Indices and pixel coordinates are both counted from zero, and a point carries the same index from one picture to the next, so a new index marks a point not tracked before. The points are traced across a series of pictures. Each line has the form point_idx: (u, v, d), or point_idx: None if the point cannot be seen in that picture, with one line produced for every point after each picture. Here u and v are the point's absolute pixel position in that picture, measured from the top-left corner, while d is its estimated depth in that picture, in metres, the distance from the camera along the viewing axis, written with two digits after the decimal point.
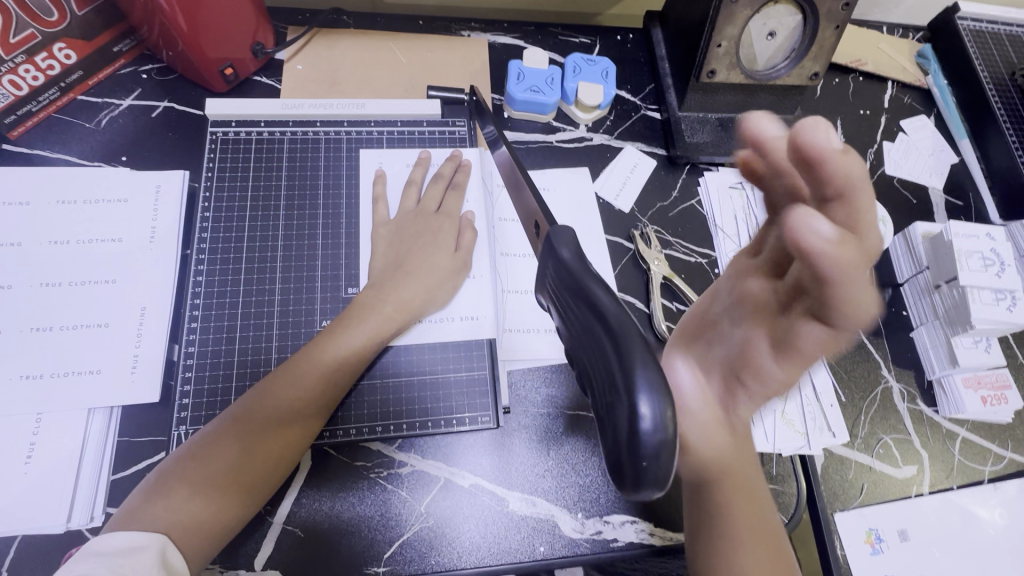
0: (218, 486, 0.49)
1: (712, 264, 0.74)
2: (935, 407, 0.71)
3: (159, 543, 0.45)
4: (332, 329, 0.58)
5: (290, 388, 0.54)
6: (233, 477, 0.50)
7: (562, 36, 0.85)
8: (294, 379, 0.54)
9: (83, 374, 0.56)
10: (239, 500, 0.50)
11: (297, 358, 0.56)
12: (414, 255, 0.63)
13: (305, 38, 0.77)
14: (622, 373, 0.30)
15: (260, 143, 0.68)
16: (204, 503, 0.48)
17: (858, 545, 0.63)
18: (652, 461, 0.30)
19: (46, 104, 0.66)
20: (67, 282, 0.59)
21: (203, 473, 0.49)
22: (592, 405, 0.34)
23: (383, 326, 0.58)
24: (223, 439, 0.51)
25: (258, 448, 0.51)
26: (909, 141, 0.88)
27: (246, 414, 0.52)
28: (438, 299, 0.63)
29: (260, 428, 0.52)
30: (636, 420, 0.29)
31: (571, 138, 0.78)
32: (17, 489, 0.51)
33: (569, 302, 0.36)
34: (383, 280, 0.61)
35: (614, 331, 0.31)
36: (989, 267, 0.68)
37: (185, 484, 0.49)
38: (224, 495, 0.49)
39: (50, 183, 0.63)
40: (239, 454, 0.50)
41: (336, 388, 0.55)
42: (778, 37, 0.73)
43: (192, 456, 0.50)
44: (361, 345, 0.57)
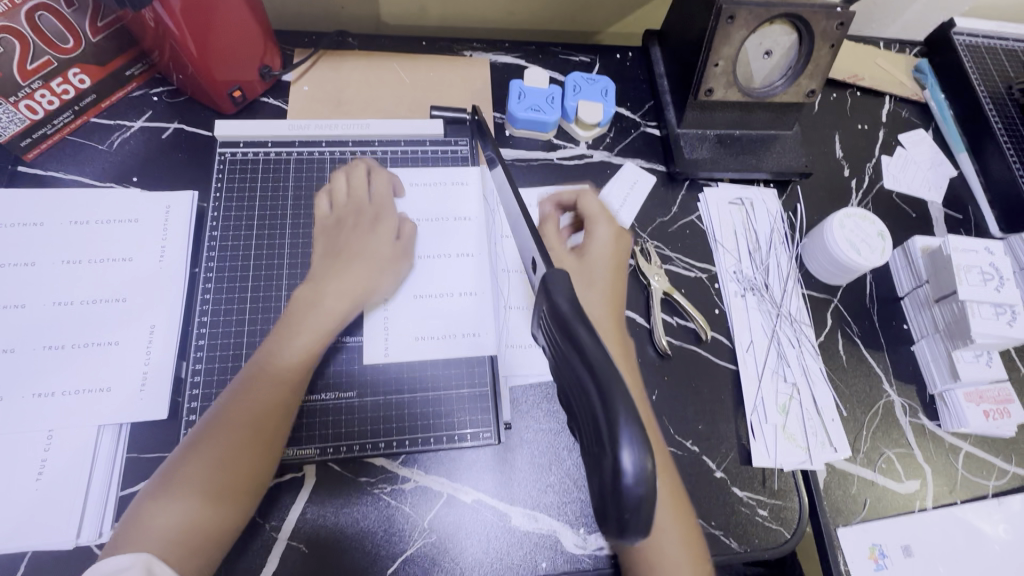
0: (198, 504, 0.49)
1: (713, 278, 0.75)
2: (937, 421, 0.71)
3: (144, 562, 0.46)
4: (280, 332, 0.59)
5: (254, 397, 0.55)
6: (209, 491, 0.50)
7: (562, 55, 0.87)
8: (253, 386, 0.55)
9: (93, 391, 0.57)
10: (222, 516, 0.50)
11: (255, 363, 0.57)
12: (387, 272, 0.65)
13: (311, 59, 0.79)
14: (607, 425, 0.30)
15: (267, 163, 0.70)
16: (186, 523, 0.49)
17: (862, 561, 0.63)
18: (633, 514, 0.30)
19: (60, 127, 0.68)
20: (79, 301, 0.60)
21: (182, 487, 0.50)
22: (582, 449, 0.34)
23: (326, 331, 0.60)
24: (197, 457, 0.51)
25: (231, 461, 0.52)
26: (908, 155, 0.89)
27: (217, 429, 0.53)
28: (434, 316, 0.64)
29: (229, 440, 0.52)
30: (619, 468, 0.29)
31: (572, 155, 0.80)
32: (28, 505, 0.52)
33: (563, 351, 0.35)
34: (343, 293, 0.62)
35: (600, 381, 0.31)
36: (988, 281, 0.69)
37: (169, 506, 0.49)
38: (205, 513, 0.49)
39: (63, 204, 0.65)
40: (215, 471, 0.51)
41: (295, 391, 0.57)
42: (774, 56, 0.74)
43: (172, 479, 0.51)
44: (303, 347, 0.58)
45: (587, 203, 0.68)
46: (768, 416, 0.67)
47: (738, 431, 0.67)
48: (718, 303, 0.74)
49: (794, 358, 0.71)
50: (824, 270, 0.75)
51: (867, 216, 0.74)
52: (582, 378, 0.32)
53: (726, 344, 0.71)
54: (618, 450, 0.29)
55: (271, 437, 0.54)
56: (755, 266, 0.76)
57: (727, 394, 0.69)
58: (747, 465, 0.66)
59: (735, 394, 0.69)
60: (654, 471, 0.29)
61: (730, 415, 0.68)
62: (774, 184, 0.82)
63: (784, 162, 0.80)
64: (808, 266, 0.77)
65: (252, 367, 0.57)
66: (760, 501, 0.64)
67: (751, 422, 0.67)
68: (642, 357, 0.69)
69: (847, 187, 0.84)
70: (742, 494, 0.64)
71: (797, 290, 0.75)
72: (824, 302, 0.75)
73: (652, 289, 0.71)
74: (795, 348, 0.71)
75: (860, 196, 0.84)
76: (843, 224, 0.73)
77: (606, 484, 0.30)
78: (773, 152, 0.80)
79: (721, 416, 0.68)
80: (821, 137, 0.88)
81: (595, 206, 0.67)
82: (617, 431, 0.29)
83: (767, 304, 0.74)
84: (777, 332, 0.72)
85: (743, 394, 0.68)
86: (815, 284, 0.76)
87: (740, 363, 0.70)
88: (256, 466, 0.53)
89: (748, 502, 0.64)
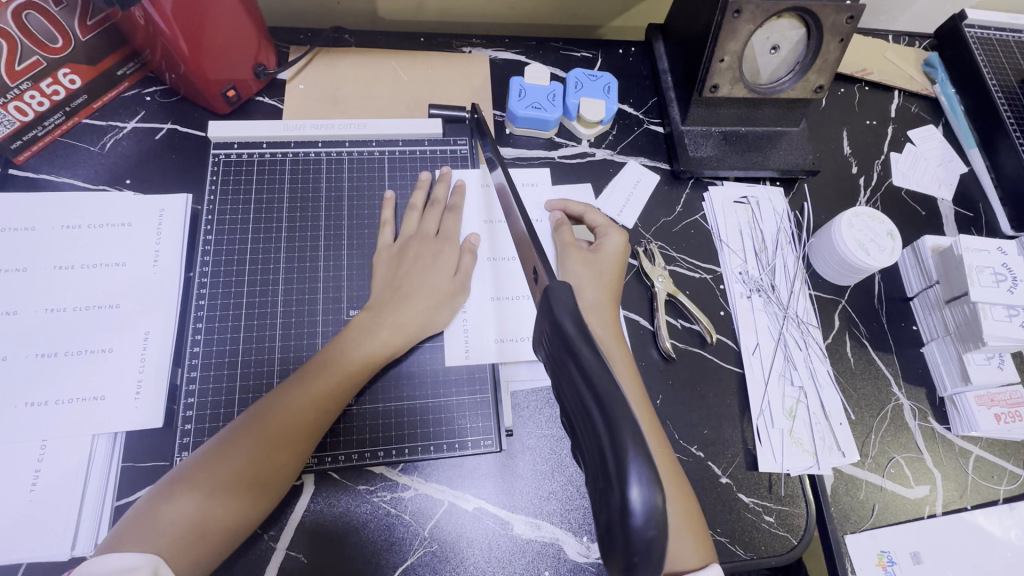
0: (220, 498, 0.49)
1: (717, 279, 0.74)
2: (947, 424, 0.70)
3: (151, 562, 0.45)
4: (356, 326, 0.60)
5: (296, 393, 0.55)
6: (241, 481, 0.50)
7: (563, 51, 0.85)
8: (313, 378, 0.56)
9: (87, 400, 0.56)
10: (241, 512, 0.50)
11: (325, 355, 0.58)
12: (411, 277, 0.63)
13: (307, 57, 0.77)
14: (614, 457, 0.29)
15: (262, 164, 0.69)
16: (204, 516, 0.49)
17: (870, 568, 0.62)
18: (642, 555, 0.28)
19: (51, 128, 0.67)
20: (72, 308, 0.59)
21: (214, 473, 0.50)
22: (588, 481, 0.33)
23: (390, 338, 0.59)
24: (230, 448, 0.52)
25: (259, 458, 0.52)
26: (917, 152, 0.87)
27: (252, 423, 0.53)
28: (440, 323, 0.63)
29: (265, 435, 0.52)
30: (628, 504, 0.28)
31: (574, 154, 0.78)
32: (23, 517, 0.51)
33: (567, 374, 0.34)
34: (386, 301, 0.61)
35: (604, 407, 0.30)
36: (1001, 282, 0.67)
37: (189, 493, 0.49)
38: (224, 507, 0.49)
39: (54, 208, 0.63)
40: (240, 465, 0.51)
41: (342, 395, 0.56)
42: (781, 51, 0.72)
43: (195, 467, 0.51)
44: (385, 344, 0.59)
45: (594, 219, 0.69)
46: (775, 420, 0.66)
47: (744, 436, 0.66)
48: (723, 304, 0.72)
49: (802, 361, 0.69)
50: (832, 270, 0.74)
51: (876, 215, 0.73)
52: (587, 402, 0.31)
53: (732, 347, 0.70)
54: (626, 485, 0.28)
55: (309, 437, 0.54)
56: (761, 267, 0.74)
57: (732, 398, 0.67)
58: (753, 470, 0.64)
59: (741, 398, 0.68)
60: (664, 506, 0.28)
61: (736, 419, 0.67)
62: (780, 182, 0.81)
63: (791, 159, 0.78)
64: (815, 266, 0.75)
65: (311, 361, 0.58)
66: (767, 507, 0.63)
67: (757, 426, 0.66)
68: (646, 360, 0.68)
69: (855, 185, 0.83)
70: (748, 500, 0.63)
71: (804, 291, 0.73)
72: (832, 303, 0.74)
73: (655, 290, 0.70)
74: (802, 351, 0.70)
75: (868, 193, 0.82)
76: (852, 223, 0.71)
77: (613, 517, 0.29)
78: (779, 149, 0.79)
79: (727, 421, 0.66)
80: (828, 133, 0.86)
81: (601, 224, 0.68)
82: (627, 463, 0.28)
83: (774, 305, 0.72)
84: (784, 334, 0.70)
85: (749, 398, 0.67)
86: (822, 284, 0.75)
87: (746, 366, 0.68)
88: (283, 464, 0.52)
89: (755, 509, 0.63)
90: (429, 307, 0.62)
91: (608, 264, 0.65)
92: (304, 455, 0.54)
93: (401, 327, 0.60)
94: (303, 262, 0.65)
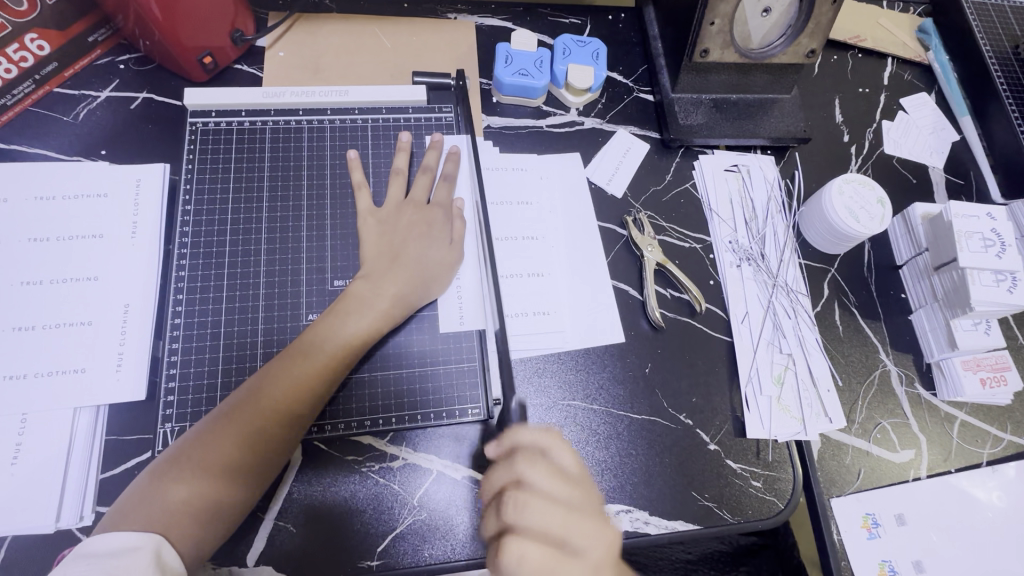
0: (218, 478, 0.49)
1: (708, 249, 0.73)
2: (933, 390, 0.70)
3: (153, 544, 0.46)
4: (337, 309, 0.58)
5: (289, 371, 0.54)
6: (226, 472, 0.50)
7: (551, 17, 0.83)
8: (292, 365, 0.54)
9: (67, 373, 0.55)
10: (245, 488, 0.51)
11: (305, 340, 0.56)
12: (402, 245, 0.62)
13: (286, 24, 0.75)
14: None
15: (241, 134, 0.67)
16: (207, 497, 0.49)
17: (855, 530, 0.63)
18: None
19: (21, 98, 0.65)
20: (48, 281, 0.58)
21: (196, 466, 0.49)
22: None
23: (383, 309, 0.58)
24: (213, 438, 0.51)
25: (259, 432, 0.52)
26: (910, 120, 0.86)
27: (246, 401, 0.53)
28: (429, 290, 0.62)
29: (261, 413, 0.52)
30: None
31: (562, 122, 0.77)
32: (5, 491, 0.51)
33: None
34: (375, 269, 0.60)
35: None
36: (989, 247, 0.66)
37: (194, 470, 0.49)
38: (226, 484, 0.50)
39: (28, 179, 0.61)
40: (237, 446, 0.51)
41: (336, 373, 0.56)
42: (773, 13, 0.70)
43: (191, 447, 0.50)
44: (371, 325, 0.58)
45: (497, 477, 0.54)
46: (763, 387, 0.66)
47: (733, 403, 0.66)
48: (713, 273, 0.72)
49: (791, 329, 0.69)
50: (822, 239, 0.73)
51: (867, 182, 0.72)
52: None
53: (722, 316, 0.70)
54: None
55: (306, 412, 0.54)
56: (751, 236, 0.74)
57: (721, 366, 0.67)
58: (741, 437, 0.65)
59: (730, 366, 0.68)
60: None
61: (724, 388, 0.67)
62: (771, 151, 0.80)
63: (783, 126, 0.77)
64: (805, 234, 0.75)
65: (290, 349, 0.56)
66: (754, 473, 0.64)
67: (746, 394, 0.66)
68: (634, 329, 0.68)
69: (846, 153, 0.82)
70: (736, 466, 0.63)
71: (794, 260, 0.73)
72: (821, 272, 0.74)
73: (646, 259, 0.70)
74: (791, 319, 0.70)
75: (859, 162, 0.82)
76: (843, 190, 0.71)
77: None
78: (770, 116, 0.77)
79: (715, 389, 0.66)
80: (821, 101, 0.85)
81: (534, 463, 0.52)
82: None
83: (763, 274, 0.72)
84: (774, 302, 0.70)
85: (738, 366, 0.67)
86: (812, 253, 0.75)
87: (735, 335, 0.68)
88: (282, 439, 0.52)
89: (742, 475, 0.63)
90: (420, 276, 0.61)
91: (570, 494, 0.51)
92: (291, 443, 0.53)
93: (397, 299, 0.59)
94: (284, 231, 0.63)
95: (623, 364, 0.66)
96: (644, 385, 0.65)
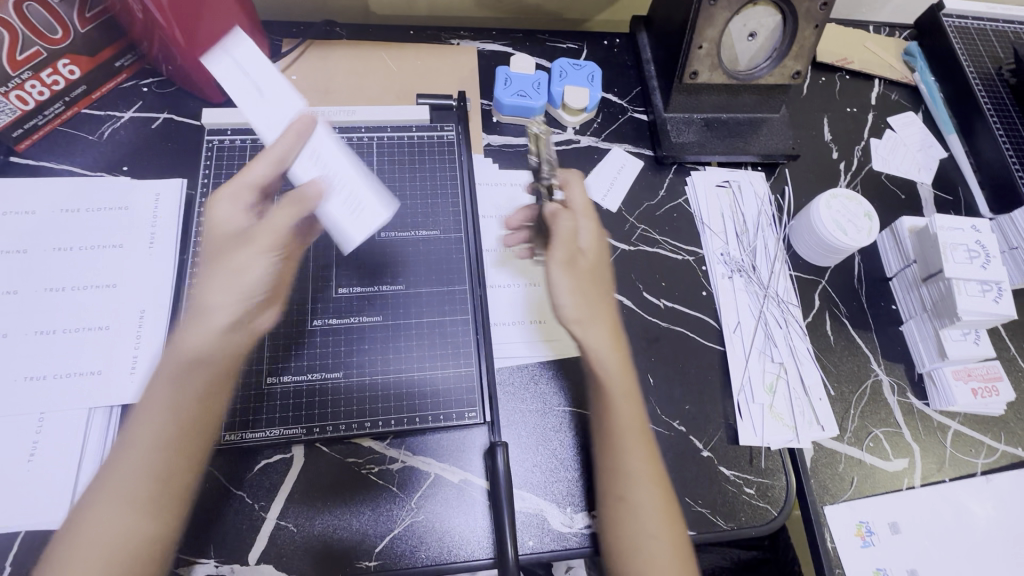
0: (142, 509, 0.50)
1: (700, 261, 0.75)
2: (925, 400, 0.71)
3: None
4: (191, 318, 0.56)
5: (188, 378, 0.54)
6: (144, 501, 0.50)
7: (549, 42, 0.87)
8: (183, 383, 0.54)
9: (83, 375, 0.58)
10: (167, 522, 0.51)
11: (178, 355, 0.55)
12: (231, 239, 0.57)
13: (300, 49, 0.80)
14: None
15: (254, 150, 0.71)
16: (132, 514, 0.50)
17: (849, 538, 0.63)
18: None
19: (51, 117, 0.69)
20: (70, 287, 0.61)
21: (125, 496, 0.50)
22: None
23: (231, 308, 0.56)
24: (123, 474, 0.51)
25: (172, 453, 0.52)
26: (898, 138, 0.89)
27: (162, 428, 0.53)
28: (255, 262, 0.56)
29: (167, 446, 0.52)
30: None
31: (559, 141, 0.80)
32: (21, 486, 0.53)
33: None
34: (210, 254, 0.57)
35: None
36: (974, 259, 0.68)
37: (110, 517, 0.49)
38: (147, 516, 0.50)
39: (54, 192, 0.65)
40: (156, 475, 0.51)
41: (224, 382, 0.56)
42: (759, 37, 0.74)
43: (110, 487, 0.51)
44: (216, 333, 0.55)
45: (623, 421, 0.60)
46: (755, 395, 0.67)
47: (725, 411, 0.67)
48: (706, 284, 0.74)
49: (782, 339, 0.71)
50: (812, 251, 0.75)
51: (854, 197, 0.74)
52: None
53: (713, 326, 0.71)
54: None
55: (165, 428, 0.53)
56: (742, 248, 0.76)
57: (714, 374, 0.69)
58: (734, 444, 0.66)
59: (723, 375, 0.69)
60: None
61: (717, 396, 0.68)
62: (762, 167, 0.82)
63: (772, 144, 0.80)
64: (796, 247, 0.77)
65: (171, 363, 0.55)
66: (747, 480, 0.64)
67: (738, 401, 0.67)
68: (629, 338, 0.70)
69: (836, 169, 0.84)
70: (729, 472, 0.64)
71: (784, 272, 0.75)
72: (812, 283, 0.76)
73: (533, 132, 0.70)
74: (782, 328, 0.71)
75: (848, 177, 0.84)
76: (830, 205, 0.73)
77: None
78: (760, 134, 0.81)
79: (708, 397, 0.68)
80: (810, 120, 0.88)
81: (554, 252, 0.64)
82: None
83: (754, 285, 0.74)
84: (765, 312, 0.72)
85: (730, 375, 0.69)
86: (803, 265, 0.76)
87: (727, 344, 0.70)
88: (190, 444, 0.53)
89: (735, 481, 0.64)
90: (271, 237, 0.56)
91: (597, 263, 0.66)
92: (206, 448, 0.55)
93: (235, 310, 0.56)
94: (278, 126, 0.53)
95: None
96: (638, 392, 0.67)
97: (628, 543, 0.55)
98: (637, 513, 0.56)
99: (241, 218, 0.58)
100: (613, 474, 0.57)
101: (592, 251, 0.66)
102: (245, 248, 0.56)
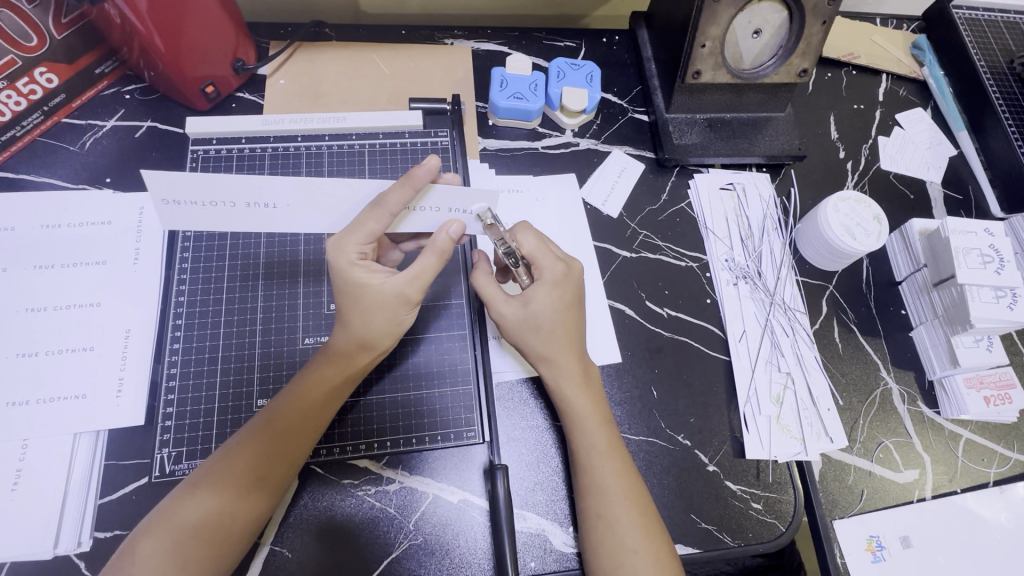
0: (240, 491, 0.49)
1: (704, 267, 0.73)
2: (936, 408, 0.69)
3: None
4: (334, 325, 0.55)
5: (327, 373, 0.54)
6: (247, 485, 0.50)
7: (546, 40, 0.84)
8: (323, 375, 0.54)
9: (68, 399, 0.56)
10: (252, 513, 0.50)
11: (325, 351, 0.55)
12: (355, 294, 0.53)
13: (287, 52, 0.77)
14: None
15: (241, 160, 0.68)
16: (230, 497, 0.49)
17: (859, 553, 0.62)
18: None
19: (30, 128, 0.67)
20: (52, 307, 0.59)
21: (226, 475, 0.49)
22: None
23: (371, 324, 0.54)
24: (235, 454, 0.51)
25: (281, 442, 0.51)
26: (906, 135, 0.86)
27: (289, 414, 0.52)
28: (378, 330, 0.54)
29: (276, 432, 0.51)
30: None
31: (558, 144, 0.77)
32: (5, 516, 0.51)
33: None
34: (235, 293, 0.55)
35: None
36: (988, 263, 0.66)
37: (205, 495, 0.48)
38: (241, 502, 0.49)
39: (34, 208, 0.63)
40: (258, 458, 0.50)
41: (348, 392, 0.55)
42: (763, 34, 0.71)
43: (218, 464, 0.50)
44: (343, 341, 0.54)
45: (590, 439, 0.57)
46: (762, 407, 0.66)
47: (731, 423, 0.65)
48: (710, 292, 0.72)
49: (789, 347, 0.69)
50: (820, 256, 0.73)
51: (863, 199, 0.72)
52: None
53: (718, 335, 0.70)
54: None
55: (282, 461, 0.51)
56: (747, 254, 0.74)
57: (719, 385, 0.67)
58: (740, 458, 0.64)
59: (729, 386, 0.67)
60: None
61: (723, 408, 0.66)
62: (766, 168, 0.80)
63: (776, 145, 0.78)
64: (802, 251, 0.75)
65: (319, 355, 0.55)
66: (754, 494, 0.63)
67: (744, 414, 0.65)
68: (631, 349, 0.68)
69: (842, 169, 0.82)
70: (736, 487, 0.63)
71: (791, 277, 0.73)
72: (819, 289, 0.73)
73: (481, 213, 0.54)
74: (789, 336, 0.69)
75: (855, 178, 0.82)
76: (838, 207, 0.71)
77: None
78: (765, 135, 0.78)
79: (713, 410, 0.66)
80: (815, 118, 0.85)
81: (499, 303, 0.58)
82: None
83: (760, 292, 0.72)
84: (771, 320, 0.70)
85: (736, 386, 0.67)
86: (810, 270, 0.74)
87: (733, 354, 0.68)
88: (305, 436, 0.53)
89: (742, 496, 0.62)
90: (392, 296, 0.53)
91: (546, 321, 0.58)
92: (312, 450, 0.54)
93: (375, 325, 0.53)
94: (352, 191, 0.50)
95: (621, 384, 0.66)
96: (642, 405, 0.65)
97: (611, 562, 0.52)
98: (617, 531, 0.52)
99: (379, 274, 0.53)
100: (587, 490, 0.55)
101: (545, 309, 0.58)
102: (403, 309, 0.54)
